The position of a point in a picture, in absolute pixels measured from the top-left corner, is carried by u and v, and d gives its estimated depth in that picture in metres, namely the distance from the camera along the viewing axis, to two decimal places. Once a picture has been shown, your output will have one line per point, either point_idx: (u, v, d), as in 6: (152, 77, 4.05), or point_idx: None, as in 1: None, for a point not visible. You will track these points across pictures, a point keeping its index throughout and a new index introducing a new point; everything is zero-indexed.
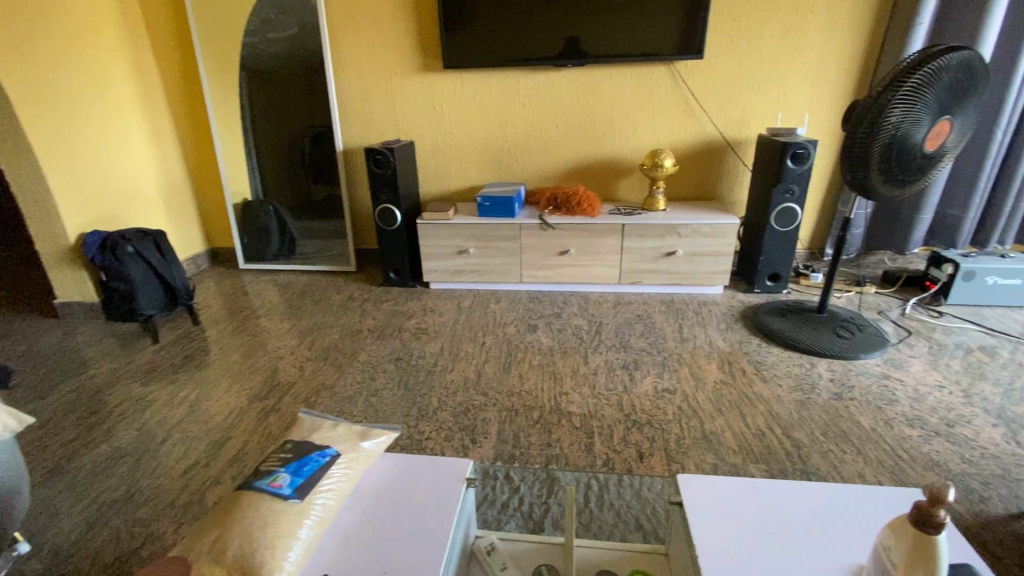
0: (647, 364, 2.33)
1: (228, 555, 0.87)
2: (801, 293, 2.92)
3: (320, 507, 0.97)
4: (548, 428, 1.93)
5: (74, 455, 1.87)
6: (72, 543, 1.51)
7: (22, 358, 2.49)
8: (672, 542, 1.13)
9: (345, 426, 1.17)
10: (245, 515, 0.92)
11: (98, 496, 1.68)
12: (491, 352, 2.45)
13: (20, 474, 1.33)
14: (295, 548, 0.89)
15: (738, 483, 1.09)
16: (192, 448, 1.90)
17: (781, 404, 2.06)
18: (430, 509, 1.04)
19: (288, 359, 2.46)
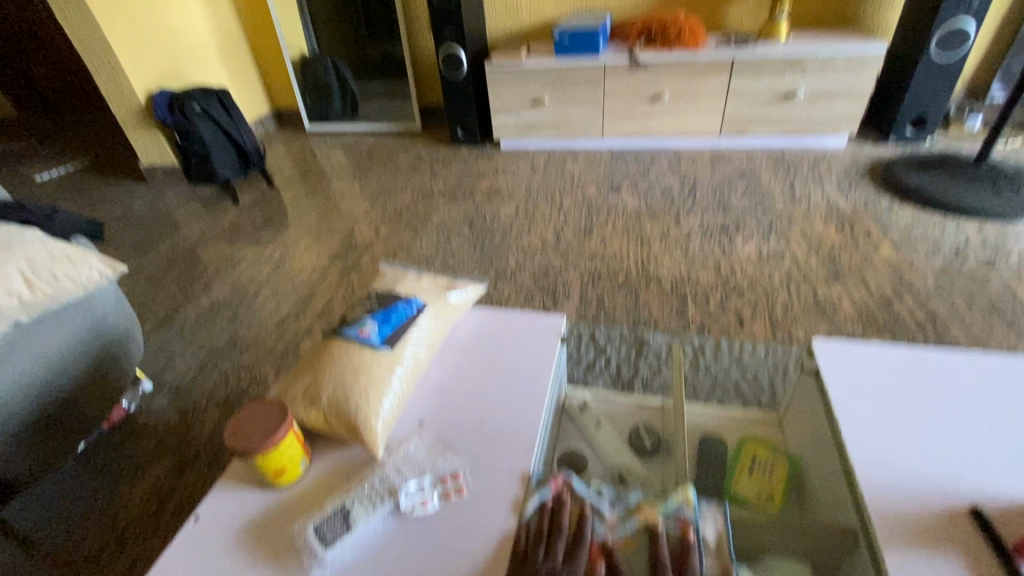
0: (749, 227, 2.05)
1: (323, 400, 0.82)
2: (949, 144, 2.41)
3: (410, 358, 0.90)
4: (637, 292, 1.78)
5: (180, 307, 1.99)
6: (189, 381, 1.65)
7: (121, 219, 2.62)
8: (794, 412, 1.01)
9: (428, 278, 1.07)
10: (335, 360, 0.86)
11: (205, 343, 1.80)
12: (571, 213, 2.26)
13: (130, 319, 1.41)
14: (388, 397, 0.84)
15: (893, 356, 0.90)
16: (282, 302, 1.96)
17: (913, 271, 1.77)
18: (524, 366, 0.96)
19: (362, 220, 2.41)
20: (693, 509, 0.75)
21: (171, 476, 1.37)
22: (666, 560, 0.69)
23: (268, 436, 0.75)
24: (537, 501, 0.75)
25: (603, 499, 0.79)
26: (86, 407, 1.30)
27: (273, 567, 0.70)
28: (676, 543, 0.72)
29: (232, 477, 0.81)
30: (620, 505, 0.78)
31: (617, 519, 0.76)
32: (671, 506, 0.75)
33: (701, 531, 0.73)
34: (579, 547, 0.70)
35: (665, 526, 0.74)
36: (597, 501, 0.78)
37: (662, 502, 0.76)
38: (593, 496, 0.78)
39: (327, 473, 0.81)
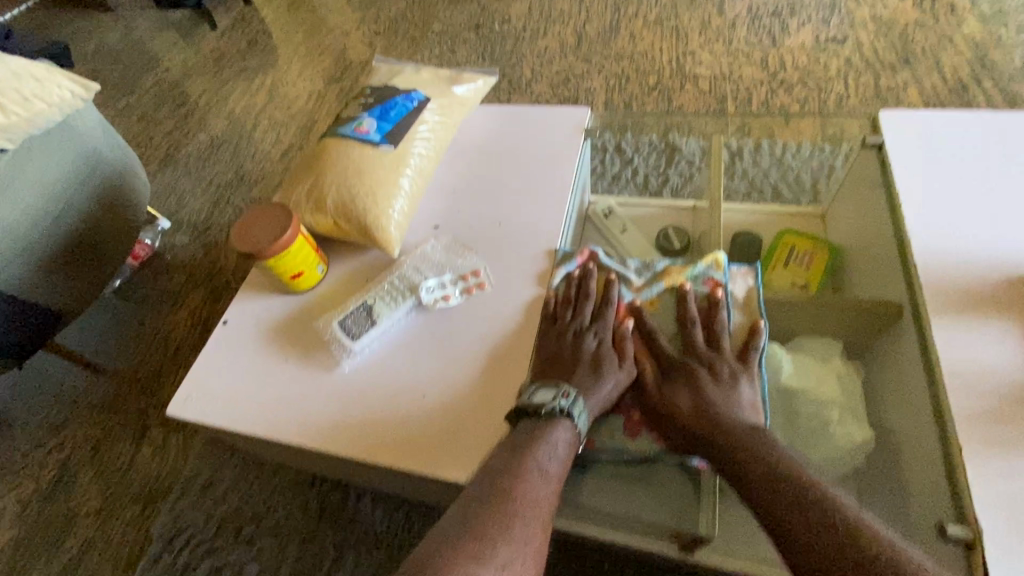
0: (807, 8, 1.73)
1: (328, 204, 0.76)
2: None
3: (418, 156, 0.81)
4: (669, 95, 1.59)
5: (179, 144, 1.88)
6: (206, 218, 1.63)
7: (92, 52, 2.36)
8: (845, 201, 0.92)
9: (430, 70, 0.92)
10: (336, 162, 0.78)
11: (213, 180, 1.74)
12: (594, 7, 1.92)
13: (125, 151, 1.32)
14: (399, 198, 0.78)
15: (979, 126, 0.77)
16: (284, 133, 1.83)
17: (999, 50, 1.51)
18: (544, 162, 0.87)
19: (355, 35, 2.12)
20: (721, 272, 0.71)
21: (209, 303, 1.42)
22: (694, 316, 0.66)
23: (275, 239, 0.71)
24: (564, 274, 0.73)
25: (629, 267, 0.75)
26: (112, 244, 1.29)
27: (305, 361, 0.72)
28: (703, 300, 0.69)
29: (252, 287, 0.80)
30: (648, 273, 0.74)
31: (644, 285, 0.72)
32: (698, 270, 0.72)
33: (729, 291, 0.70)
34: (604, 307, 0.68)
35: (693, 286, 0.71)
36: (622, 269, 0.74)
37: (691, 267, 0.72)
38: (619, 268, 0.75)
39: (345, 277, 0.78)
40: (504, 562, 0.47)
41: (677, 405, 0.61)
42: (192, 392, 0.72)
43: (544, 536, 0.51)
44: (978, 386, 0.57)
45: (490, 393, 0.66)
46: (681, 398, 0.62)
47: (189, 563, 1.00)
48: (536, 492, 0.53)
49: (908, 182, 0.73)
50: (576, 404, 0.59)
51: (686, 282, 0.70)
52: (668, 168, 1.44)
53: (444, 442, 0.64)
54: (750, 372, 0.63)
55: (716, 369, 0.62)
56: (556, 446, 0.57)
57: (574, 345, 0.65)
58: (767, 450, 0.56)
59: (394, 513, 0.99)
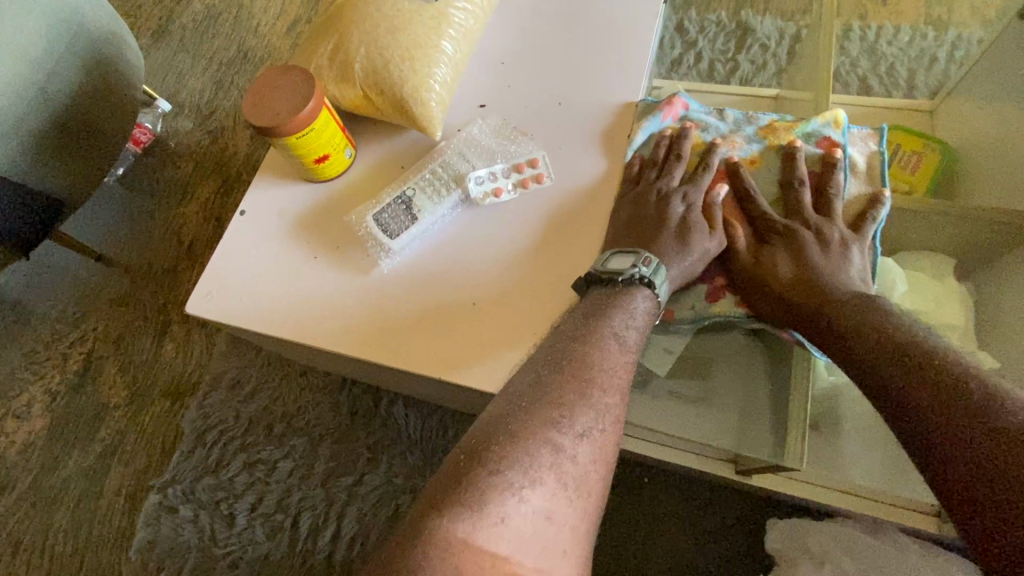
0: None
1: (357, 70, 0.63)
2: None
3: (464, 13, 0.66)
4: None
5: (171, 13, 1.66)
6: (208, 101, 1.47)
7: None
8: (976, 92, 0.76)
9: None
10: (363, 16, 0.64)
11: (214, 57, 1.54)
12: None
13: (110, 13, 1.14)
14: (443, 66, 0.64)
15: None
16: (289, 3, 1.60)
17: None
18: (615, 29, 0.71)
19: None
20: (839, 132, 0.63)
21: (221, 196, 1.32)
22: (802, 178, 0.61)
23: (294, 112, 0.58)
24: (651, 133, 0.64)
25: (725, 118, 0.66)
26: (109, 124, 1.15)
27: (337, 259, 0.63)
28: (814, 165, 0.62)
29: (270, 172, 0.69)
30: (746, 125, 0.65)
31: (740, 140, 0.65)
32: (812, 129, 0.64)
33: (846, 154, 0.63)
34: (703, 170, 0.60)
35: (807, 148, 0.63)
36: (719, 125, 0.66)
37: (802, 124, 0.64)
38: (714, 119, 0.66)
39: (378, 163, 0.67)
40: (582, 430, 0.45)
41: (779, 270, 0.57)
42: (213, 288, 0.64)
43: (624, 402, 0.48)
44: None
45: (529, 264, 0.60)
46: (783, 262, 0.57)
47: (223, 457, 1.00)
48: (610, 358, 0.50)
49: None
50: (658, 272, 0.54)
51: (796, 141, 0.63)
52: None
53: (485, 321, 0.58)
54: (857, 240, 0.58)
55: (823, 234, 0.58)
56: (635, 314, 0.53)
57: (662, 203, 0.58)
58: (879, 319, 0.51)
59: (428, 418, 0.97)
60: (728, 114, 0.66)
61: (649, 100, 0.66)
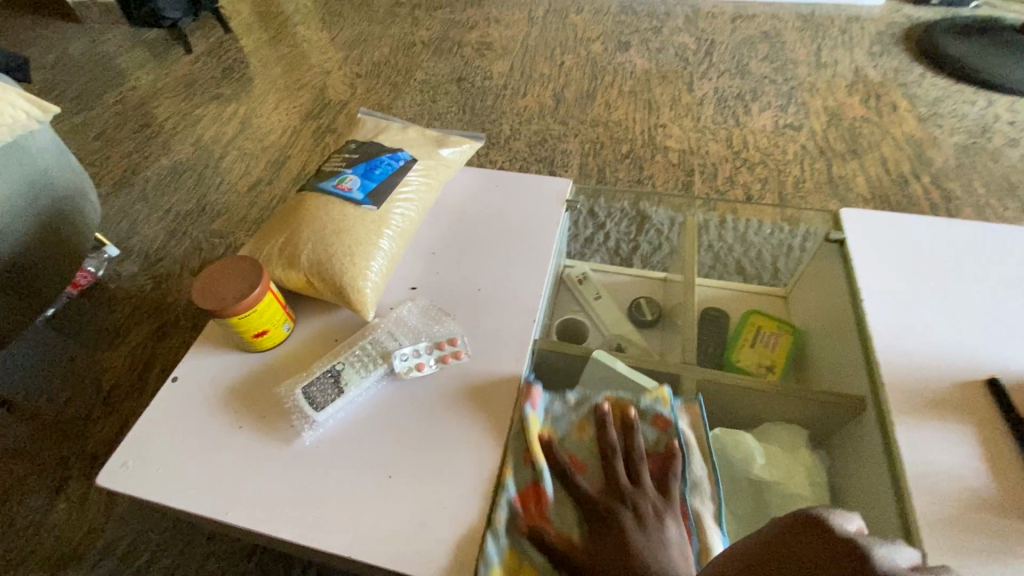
0: (767, 96, 1.89)
1: (302, 261, 0.73)
2: (991, 12, 2.25)
3: (400, 217, 0.80)
4: (639, 164, 1.67)
5: (137, 168, 1.80)
6: (158, 249, 1.54)
7: (53, 63, 2.28)
8: (807, 286, 0.97)
9: (417, 130, 0.93)
10: (313, 218, 0.76)
11: (172, 208, 1.65)
12: (572, 74, 2.02)
13: (76, 173, 1.26)
14: (378, 259, 0.75)
15: (929, 227, 0.83)
16: (252, 166, 1.78)
17: (936, 148, 1.69)
18: (525, 231, 0.87)
19: (336, 75, 2.14)
20: (669, 407, 0.67)
21: (152, 341, 1.32)
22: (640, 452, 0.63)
23: (240, 297, 0.66)
24: (498, 425, 0.66)
25: (556, 410, 0.68)
26: (50, 272, 1.20)
27: (261, 431, 0.67)
28: (656, 444, 0.65)
29: (209, 341, 0.75)
30: (586, 405, 0.68)
31: (587, 421, 0.66)
32: (644, 405, 0.67)
33: (680, 430, 0.65)
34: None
35: (645, 423, 0.66)
36: (562, 412, 0.68)
37: (636, 400, 0.68)
38: (556, 405, 0.68)
39: (313, 336, 0.75)
40: None
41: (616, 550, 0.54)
42: (130, 459, 0.65)
43: None
44: (937, 488, 0.59)
45: (436, 483, 0.62)
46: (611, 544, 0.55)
47: None
48: None
49: (866, 276, 0.78)
50: None
51: (630, 411, 0.66)
52: (639, 234, 1.50)
53: (392, 534, 0.59)
54: (674, 504, 0.59)
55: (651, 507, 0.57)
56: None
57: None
58: None
59: None
60: (572, 398, 0.69)
61: (491, 397, 0.67)
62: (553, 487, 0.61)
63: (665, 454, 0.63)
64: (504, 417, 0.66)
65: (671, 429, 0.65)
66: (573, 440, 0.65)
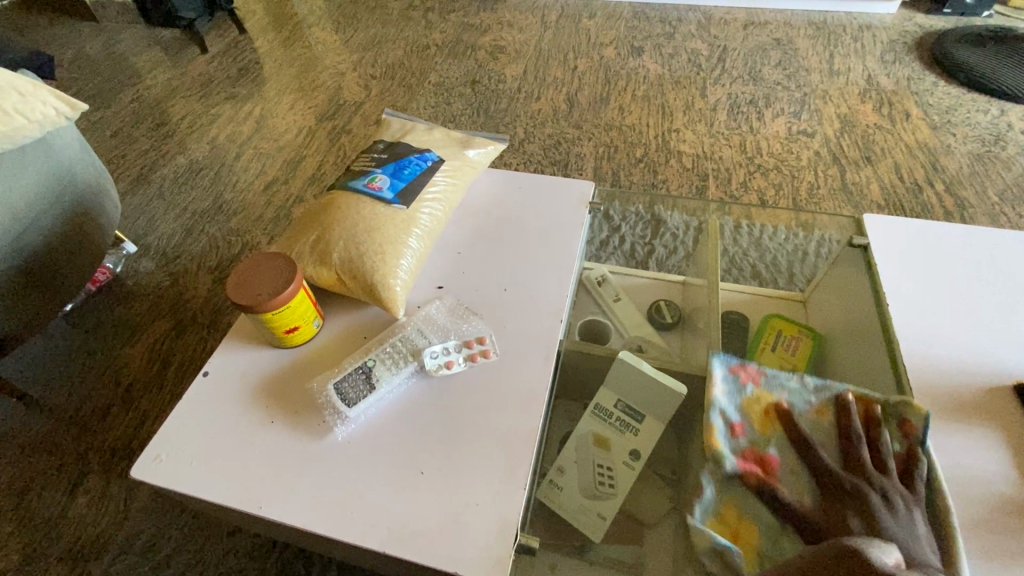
0: (780, 102, 1.90)
1: (333, 258, 0.74)
2: (1002, 22, 2.26)
3: (428, 216, 0.81)
4: (653, 168, 1.67)
5: (154, 166, 1.81)
6: (176, 246, 1.55)
7: (70, 61, 2.30)
8: (827, 291, 0.98)
9: (442, 131, 0.94)
10: (344, 217, 0.77)
11: (189, 206, 1.67)
12: (586, 78, 2.04)
13: (99, 171, 1.27)
14: (407, 258, 0.76)
15: (953, 233, 0.84)
16: (268, 165, 1.79)
17: (949, 156, 1.70)
18: (550, 232, 0.88)
19: (351, 77, 2.16)
20: (921, 415, 0.63)
21: (170, 338, 1.33)
22: (883, 446, 0.62)
23: (275, 293, 0.67)
24: (732, 393, 0.69)
25: (799, 388, 0.69)
26: (71, 267, 1.21)
27: (294, 426, 0.67)
28: (902, 448, 0.62)
29: (240, 337, 0.76)
30: (828, 392, 0.68)
31: (827, 407, 0.67)
32: (893, 406, 0.65)
33: (931, 445, 0.62)
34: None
35: (893, 425, 0.64)
36: (799, 391, 0.69)
37: (887, 400, 0.66)
38: (795, 385, 0.70)
39: (342, 333, 0.75)
40: None
41: (845, 524, 0.56)
42: (162, 453, 0.66)
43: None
44: (966, 493, 0.60)
45: (468, 481, 0.63)
46: (849, 519, 0.56)
47: None
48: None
49: (890, 282, 0.78)
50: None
51: (876, 409, 0.65)
52: (654, 237, 1.51)
53: (425, 530, 0.60)
54: (919, 503, 0.58)
55: (885, 493, 0.57)
56: None
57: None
58: None
59: None
60: (808, 380, 0.70)
61: (729, 365, 0.71)
62: (786, 455, 0.65)
63: (908, 457, 0.61)
64: (736, 385, 0.70)
65: (922, 438, 0.62)
66: (810, 420, 0.66)
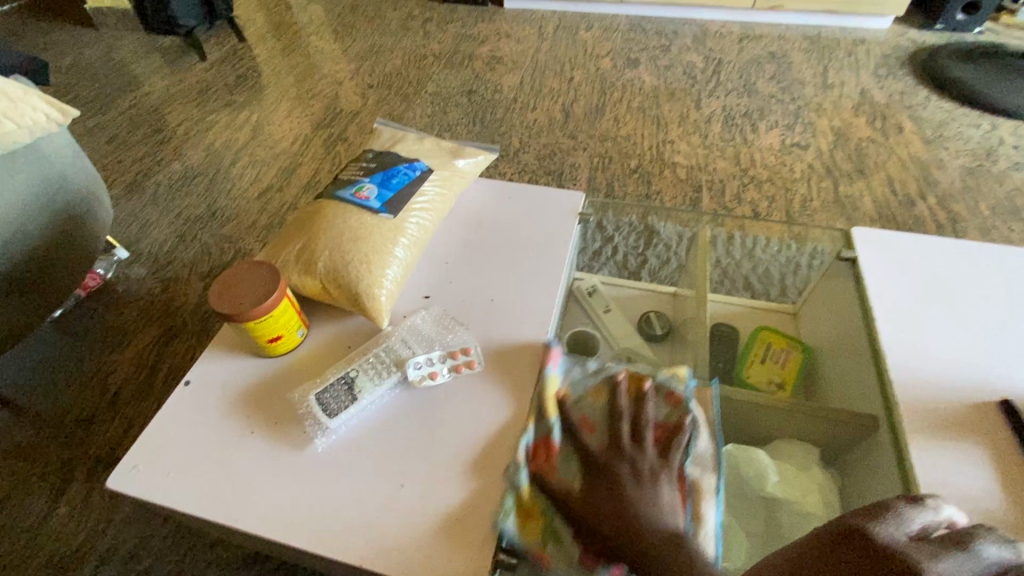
0: (774, 114, 1.91)
1: (319, 267, 0.73)
2: (995, 37, 2.29)
3: (415, 225, 0.80)
4: (648, 179, 1.68)
5: (149, 172, 1.81)
6: (168, 252, 1.55)
7: (70, 67, 2.31)
8: (817, 303, 0.98)
9: (432, 140, 0.94)
10: (330, 225, 0.76)
11: (182, 212, 1.66)
12: (582, 89, 2.05)
13: (92, 176, 1.27)
14: (393, 267, 0.76)
15: (942, 247, 0.84)
16: (263, 172, 1.79)
17: (942, 170, 1.70)
18: (538, 243, 0.88)
19: (348, 85, 2.17)
20: (682, 385, 0.69)
21: (159, 344, 1.32)
22: (647, 418, 0.64)
23: (257, 302, 0.66)
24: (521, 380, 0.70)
25: (580, 371, 0.71)
26: (60, 273, 1.21)
27: (273, 436, 0.67)
28: (666, 418, 0.66)
29: (223, 345, 0.75)
30: (603, 373, 0.71)
31: (602, 387, 0.69)
32: (659, 380, 0.69)
33: (691, 407, 0.66)
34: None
35: (659, 398, 0.67)
36: (581, 378, 0.71)
37: (654, 375, 0.70)
38: (573, 369, 0.71)
39: (327, 343, 0.75)
40: None
41: (600, 504, 0.58)
42: (140, 463, 0.65)
43: None
44: (957, 507, 0.59)
45: (447, 494, 0.62)
46: (602, 497, 0.58)
47: None
48: None
49: (879, 293, 0.78)
50: None
51: (646, 384, 0.68)
52: (646, 247, 1.51)
53: (403, 544, 0.59)
54: (672, 470, 0.61)
55: (636, 468, 0.59)
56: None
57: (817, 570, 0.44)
58: None
59: None
60: (589, 366, 0.72)
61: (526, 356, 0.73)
62: (563, 440, 0.65)
63: (674, 427, 0.64)
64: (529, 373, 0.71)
65: (683, 406, 0.67)
66: (586, 402, 0.68)
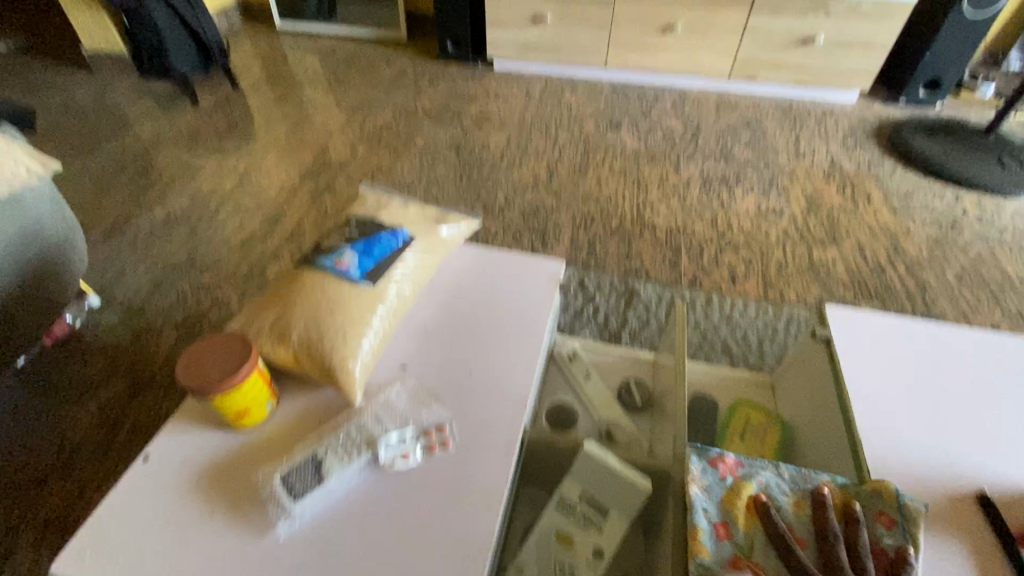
0: (749, 180, 1.99)
1: (293, 337, 0.72)
2: (955, 114, 2.44)
3: (394, 294, 0.80)
4: (628, 239, 1.71)
5: (129, 217, 1.80)
6: (142, 300, 1.51)
7: (59, 108, 2.32)
8: (792, 375, 0.98)
9: (417, 206, 0.95)
10: (308, 295, 0.75)
11: (161, 259, 1.64)
12: (566, 149, 2.12)
13: (68, 222, 1.26)
14: (368, 338, 0.75)
15: (911, 329, 0.86)
16: (247, 221, 1.79)
17: (911, 240, 1.77)
18: (520, 314, 0.88)
19: (339, 136, 2.22)
20: (896, 505, 0.64)
21: (123, 399, 1.27)
22: (855, 539, 0.61)
23: (225, 377, 0.65)
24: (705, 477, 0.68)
25: (776, 477, 0.69)
26: (28, 321, 1.18)
27: (235, 520, 0.63)
28: (884, 546, 0.61)
29: (189, 416, 0.72)
30: (804, 484, 0.68)
31: (804, 501, 0.66)
32: (865, 498, 0.65)
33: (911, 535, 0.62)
34: None
35: (870, 517, 0.64)
36: (777, 482, 0.68)
37: (860, 492, 0.66)
38: (773, 474, 0.69)
39: (297, 417, 0.73)
40: None
41: None
42: (88, 547, 0.61)
43: None
44: None
45: None
46: None
47: None
48: None
49: (858, 378, 0.80)
50: None
51: (854, 506, 0.64)
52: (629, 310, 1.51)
53: None
54: None
55: None
56: None
57: None
58: None
59: None
60: (784, 472, 0.69)
61: (708, 457, 0.69)
62: (769, 559, 0.61)
63: (893, 557, 0.60)
64: (715, 478, 0.68)
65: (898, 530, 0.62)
66: (789, 512, 0.65)
